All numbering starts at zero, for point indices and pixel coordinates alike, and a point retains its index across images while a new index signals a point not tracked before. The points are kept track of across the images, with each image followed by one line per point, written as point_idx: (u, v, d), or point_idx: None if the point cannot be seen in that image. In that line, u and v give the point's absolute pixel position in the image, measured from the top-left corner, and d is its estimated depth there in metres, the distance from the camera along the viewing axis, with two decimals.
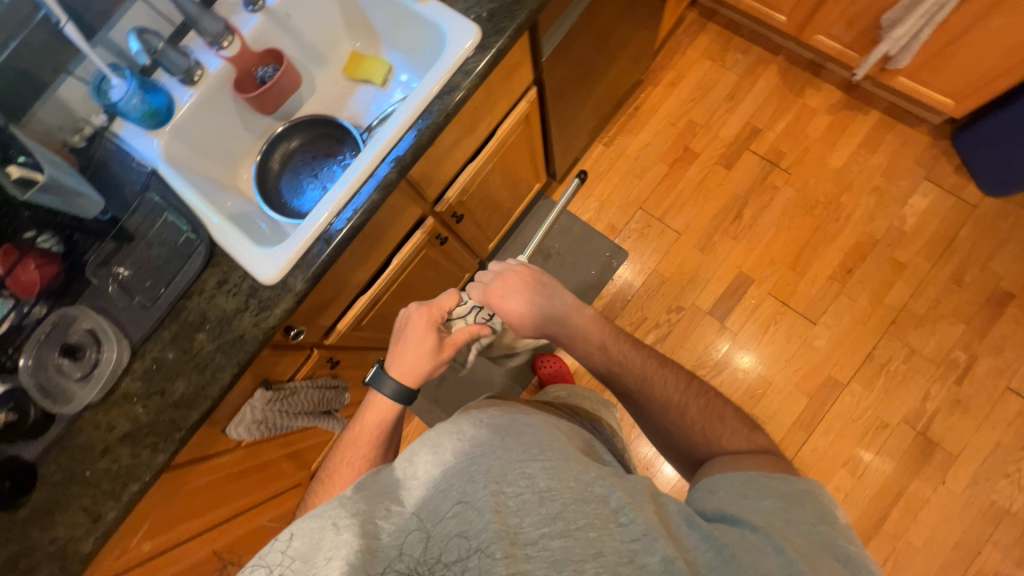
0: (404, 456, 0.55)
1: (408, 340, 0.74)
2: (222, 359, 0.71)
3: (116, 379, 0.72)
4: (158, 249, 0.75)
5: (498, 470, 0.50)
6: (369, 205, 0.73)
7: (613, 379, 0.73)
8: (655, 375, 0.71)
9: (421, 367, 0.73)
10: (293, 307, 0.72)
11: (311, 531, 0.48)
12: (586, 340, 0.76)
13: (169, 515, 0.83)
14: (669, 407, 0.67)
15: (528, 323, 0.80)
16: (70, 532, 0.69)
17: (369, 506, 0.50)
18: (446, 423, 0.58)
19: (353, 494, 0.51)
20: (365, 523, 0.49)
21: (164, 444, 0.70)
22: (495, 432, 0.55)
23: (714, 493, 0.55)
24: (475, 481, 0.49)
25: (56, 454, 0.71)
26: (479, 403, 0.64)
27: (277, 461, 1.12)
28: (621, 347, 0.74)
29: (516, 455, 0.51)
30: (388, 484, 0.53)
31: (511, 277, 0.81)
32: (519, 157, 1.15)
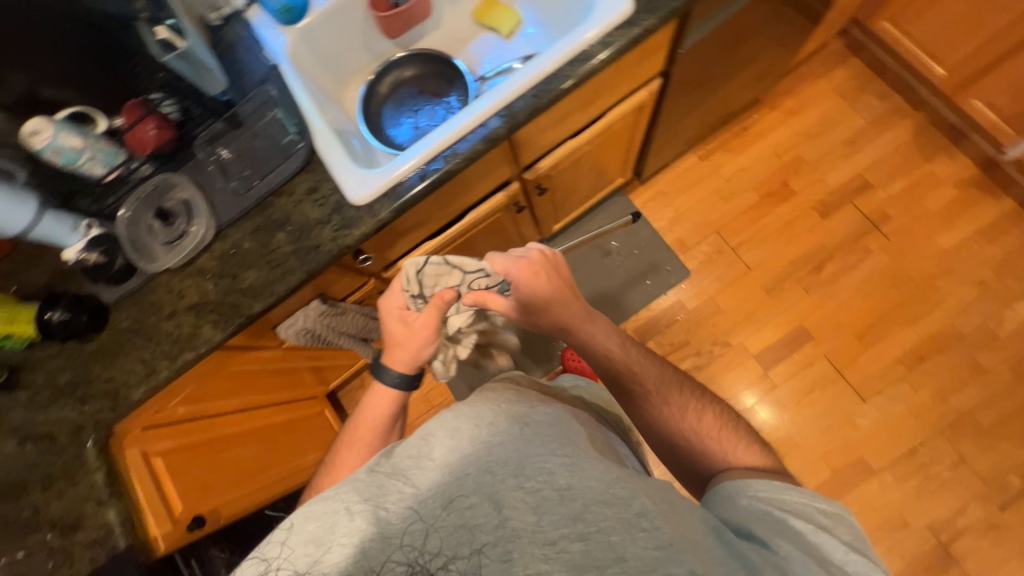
0: (415, 437, 0.51)
1: (385, 333, 0.74)
2: (294, 263, 0.73)
3: (197, 253, 0.75)
4: (261, 142, 0.77)
5: (515, 464, 0.48)
6: (469, 154, 0.72)
7: (630, 380, 0.69)
8: (665, 385, 0.69)
9: (402, 353, 0.71)
10: (372, 232, 0.73)
11: (324, 515, 0.46)
12: (605, 338, 0.73)
13: (206, 388, 0.89)
14: (687, 412, 0.66)
15: (541, 315, 0.72)
16: (127, 377, 0.75)
17: (378, 490, 0.47)
18: (462, 404, 0.54)
19: (361, 480, 0.48)
20: (375, 510, 0.46)
21: (224, 324, 0.73)
22: (513, 421, 0.51)
23: (735, 501, 0.55)
24: (491, 473, 0.47)
25: (129, 304, 0.76)
26: (495, 385, 0.60)
27: (305, 369, 1.17)
28: (638, 350, 0.73)
29: (533, 449, 0.49)
30: (396, 464, 0.49)
31: (544, 261, 0.72)
32: (615, 146, 1.11)
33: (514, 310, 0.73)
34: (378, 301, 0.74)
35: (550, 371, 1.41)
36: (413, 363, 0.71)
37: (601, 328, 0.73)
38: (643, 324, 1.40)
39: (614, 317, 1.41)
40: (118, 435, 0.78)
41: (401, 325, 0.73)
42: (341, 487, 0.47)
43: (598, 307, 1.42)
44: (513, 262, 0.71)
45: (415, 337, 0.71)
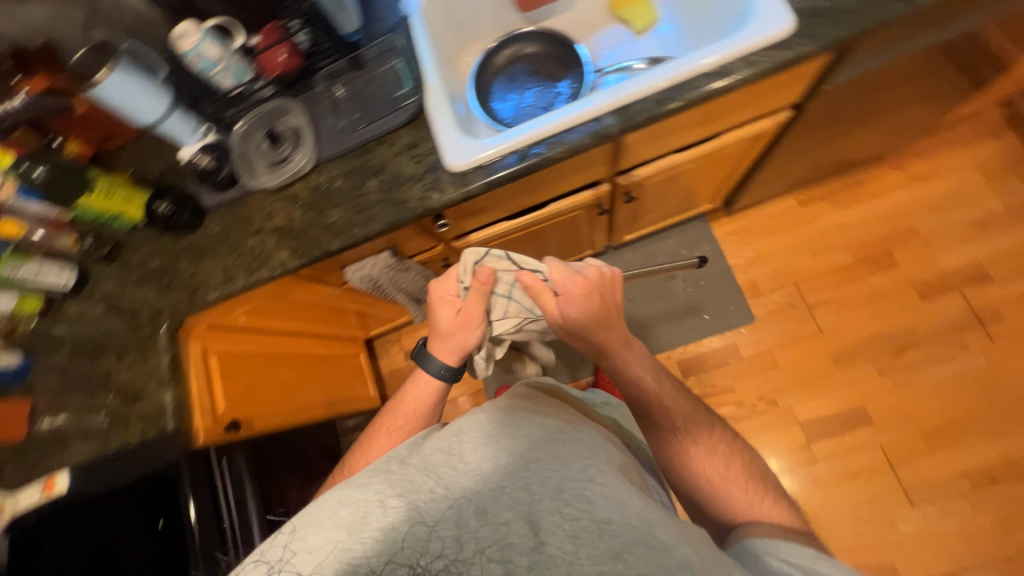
0: (450, 436, 0.51)
1: (432, 320, 0.73)
2: (378, 212, 0.75)
3: (293, 181, 0.79)
4: (376, 88, 0.79)
5: (551, 483, 0.46)
6: (575, 145, 0.70)
7: (657, 414, 0.66)
8: (693, 425, 0.66)
9: (452, 339, 0.71)
10: (459, 200, 0.73)
11: (358, 503, 0.46)
12: (637, 370, 0.68)
13: (267, 305, 0.94)
14: (713, 455, 0.65)
15: (580, 335, 0.68)
16: (208, 279, 0.80)
17: (411, 484, 0.47)
18: (502, 414, 0.53)
19: (394, 472, 0.49)
20: (404, 505, 0.45)
21: (301, 254, 0.76)
22: (550, 439, 0.50)
23: (765, 559, 0.52)
24: (526, 487, 0.46)
25: (224, 212, 0.81)
26: (537, 398, 0.59)
27: (354, 311, 1.22)
28: (670, 384, 0.69)
29: (570, 471, 0.47)
30: (429, 461, 0.49)
31: (602, 279, 0.67)
32: (716, 170, 1.06)
33: (559, 321, 0.69)
34: (429, 285, 0.72)
35: (581, 378, 1.39)
36: (462, 350, 0.71)
37: (637, 356, 0.68)
38: (689, 358, 1.34)
39: (661, 342, 1.36)
40: (185, 328, 0.84)
41: (450, 311, 0.71)
42: (374, 477, 0.48)
43: (647, 328, 1.38)
44: (570, 275, 0.67)
45: (463, 324, 0.71)
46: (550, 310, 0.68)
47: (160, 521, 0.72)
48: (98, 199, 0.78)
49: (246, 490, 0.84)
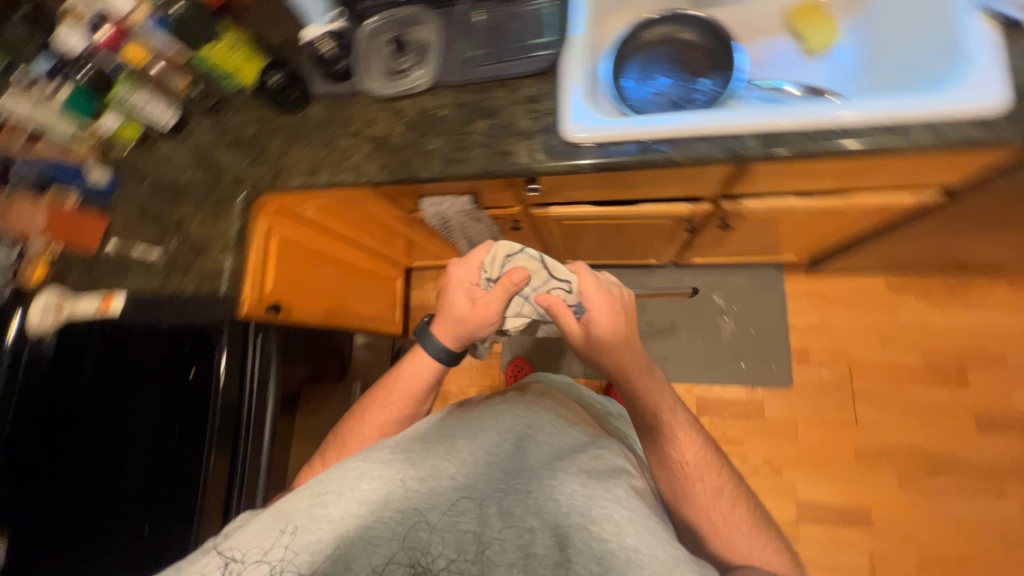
0: (473, 424, 0.54)
1: (441, 306, 0.71)
2: (476, 155, 0.72)
3: (405, 96, 0.76)
4: (517, 27, 0.75)
5: (571, 488, 0.48)
6: (702, 156, 0.65)
7: (665, 447, 0.66)
8: (701, 465, 0.65)
9: (455, 326, 0.69)
10: (562, 171, 0.69)
11: (381, 481, 0.47)
12: (654, 399, 0.67)
13: (334, 206, 0.94)
14: (718, 495, 0.64)
15: (605, 355, 0.66)
16: (294, 165, 0.81)
17: (434, 465, 0.49)
18: (531, 422, 0.55)
19: (418, 450, 0.50)
20: (427, 485, 0.47)
21: (388, 172, 0.75)
22: (571, 448, 0.53)
23: None
24: (547, 488, 0.48)
25: (328, 103, 0.81)
26: (566, 411, 0.60)
27: (409, 237, 1.22)
28: (684, 419, 0.68)
29: (591, 483, 0.48)
30: (453, 444, 0.51)
31: (627, 300, 0.67)
32: (823, 226, 0.98)
33: (579, 336, 0.68)
34: (447, 269, 0.70)
35: (596, 378, 1.38)
36: (462, 339, 0.70)
37: (656, 384, 0.67)
38: (710, 399, 1.30)
39: (688, 372, 1.33)
40: (259, 204, 0.86)
41: (465, 298, 0.69)
42: (398, 453, 0.50)
43: (680, 354, 1.35)
44: (600, 291, 0.65)
45: (475, 316, 0.69)
46: (570, 326, 0.69)
47: (194, 370, 0.78)
48: (221, 51, 0.80)
49: (270, 369, 0.84)
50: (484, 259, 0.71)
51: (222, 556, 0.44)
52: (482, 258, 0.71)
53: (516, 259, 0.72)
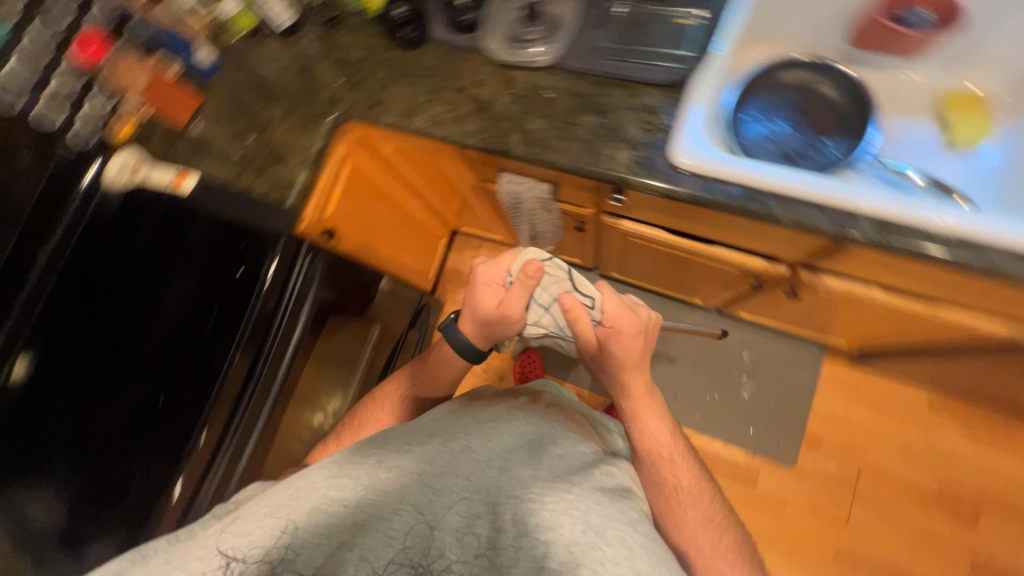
0: (490, 427, 0.56)
1: (468, 305, 0.70)
2: (574, 149, 0.69)
3: (521, 68, 0.74)
4: (657, 31, 0.72)
5: (585, 503, 0.48)
6: (809, 223, 0.62)
7: (658, 472, 0.67)
8: (693, 492, 0.67)
9: (481, 323, 0.71)
10: (655, 191, 0.66)
11: (397, 472, 0.49)
12: (656, 420, 0.69)
13: (414, 151, 0.94)
14: (708, 523, 0.66)
15: (615, 369, 0.70)
16: (391, 102, 0.80)
17: (450, 460, 0.51)
18: (544, 437, 0.57)
19: (435, 444, 0.52)
20: (441, 480, 0.49)
21: (481, 138, 0.73)
22: (584, 466, 0.54)
23: None
24: (561, 500, 0.48)
25: (442, 51, 0.79)
26: (580, 433, 0.61)
27: (469, 202, 1.22)
28: (681, 445, 0.70)
29: (605, 503, 0.49)
30: (469, 442, 0.53)
31: (647, 322, 0.70)
32: (889, 326, 0.93)
33: (594, 346, 0.70)
34: (474, 266, 0.68)
35: (602, 395, 1.37)
36: (488, 335, 0.72)
37: (659, 407, 0.70)
38: (708, 453, 1.28)
39: (693, 420, 1.31)
40: (346, 127, 0.86)
41: (491, 298, 0.69)
42: (415, 446, 0.52)
43: (691, 399, 1.32)
44: (624, 310, 0.67)
45: (500, 318, 0.69)
46: (586, 334, 0.69)
47: (240, 269, 0.79)
48: None
49: (309, 292, 0.85)
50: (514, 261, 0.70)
51: (223, 555, 0.42)
52: (511, 260, 0.70)
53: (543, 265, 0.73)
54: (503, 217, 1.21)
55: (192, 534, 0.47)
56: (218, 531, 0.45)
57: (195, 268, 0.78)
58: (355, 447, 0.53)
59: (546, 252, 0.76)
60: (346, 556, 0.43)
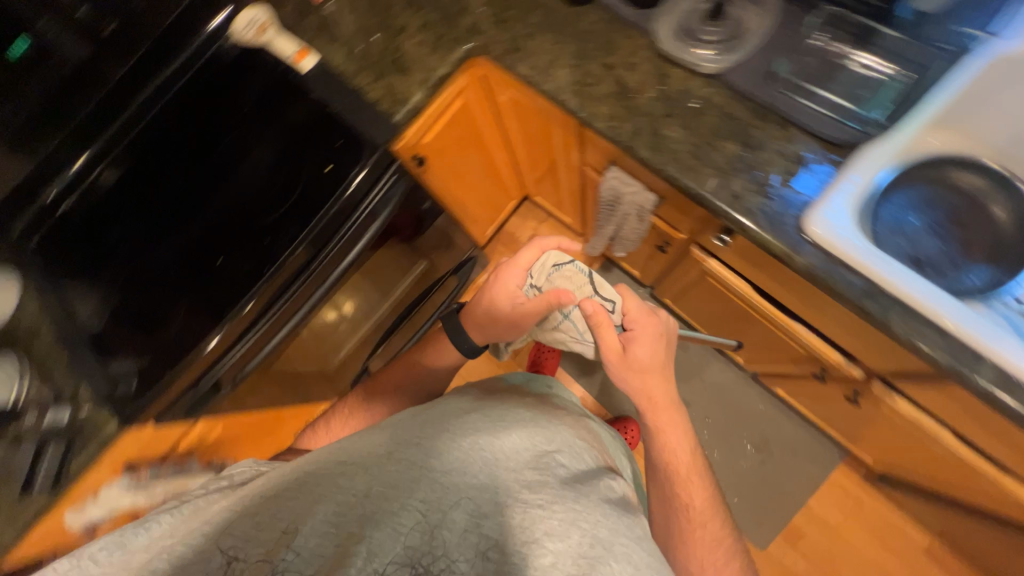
0: (498, 428, 0.53)
1: (479, 300, 0.77)
2: (702, 173, 0.64)
3: (680, 67, 0.68)
4: (839, 81, 0.65)
5: (593, 516, 0.45)
6: (927, 350, 0.55)
7: (668, 480, 0.68)
8: (704, 511, 0.66)
9: (501, 318, 0.76)
10: (770, 249, 0.60)
11: (404, 467, 0.46)
12: (677, 434, 0.69)
13: (530, 110, 0.90)
14: (717, 546, 0.65)
15: (638, 378, 0.69)
16: (532, 51, 0.75)
17: (457, 456, 0.48)
18: (554, 444, 0.54)
19: (443, 440, 0.50)
20: (448, 476, 0.46)
21: (610, 125, 0.68)
22: (591, 480, 0.51)
23: None
24: (570, 509, 0.45)
25: (604, 18, 0.74)
26: (588, 445, 0.58)
27: (557, 179, 1.18)
28: (699, 463, 0.69)
29: (611, 517, 0.46)
30: (477, 440, 0.50)
31: (667, 328, 0.73)
32: (935, 468, 0.87)
33: (618, 352, 0.69)
34: (498, 267, 0.75)
35: (605, 408, 1.37)
36: (507, 330, 0.77)
37: (681, 421, 0.70)
38: None
39: None
40: (477, 61, 0.82)
41: (513, 299, 0.75)
42: (424, 441, 0.50)
43: None
44: (644, 309, 0.71)
45: (520, 316, 0.74)
46: (611, 340, 0.68)
47: (330, 165, 0.79)
48: None
49: (383, 211, 0.82)
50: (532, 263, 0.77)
51: (224, 554, 0.40)
52: (528, 259, 0.76)
53: (564, 269, 0.79)
54: (585, 205, 1.17)
55: (192, 517, 0.45)
56: (215, 517, 0.44)
57: (275, 137, 0.83)
58: (363, 441, 0.51)
59: (569, 257, 0.80)
60: (355, 548, 0.39)
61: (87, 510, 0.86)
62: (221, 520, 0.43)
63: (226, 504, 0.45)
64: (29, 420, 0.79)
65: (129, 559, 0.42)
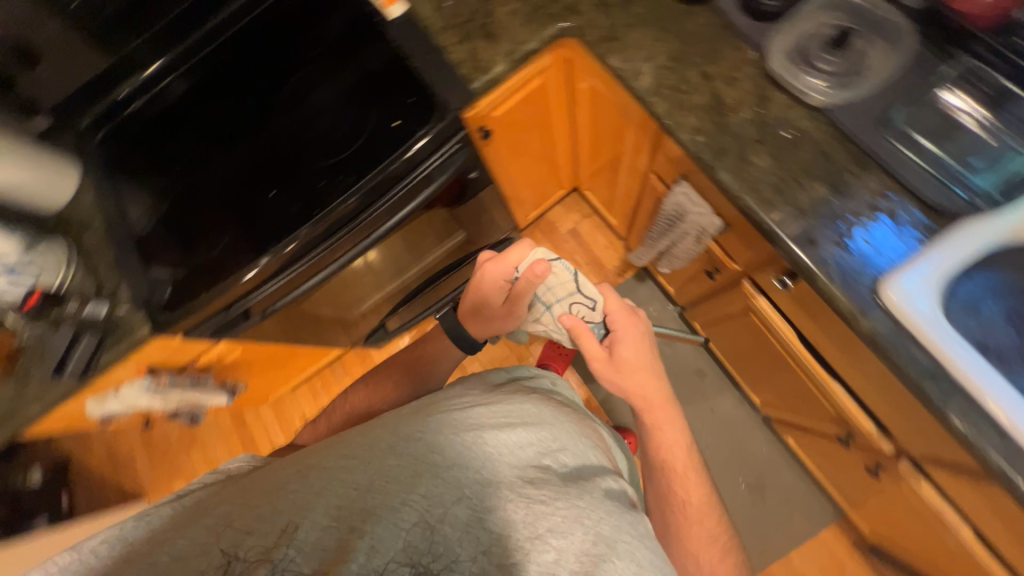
0: (502, 423, 0.52)
1: (473, 296, 0.77)
2: (781, 211, 0.60)
3: (785, 92, 0.64)
4: (955, 142, 0.60)
5: (597, 512, 0.44)
6: (980, 447, 0.52)
7: (662, 478, 0.67)
8: (701, 510, 0.66)
9: (489, 311, 0.77)
10: (837, 305, 0.57)
11: (407, 460, 0.45)
12: (672, 433, 0.68)
13: (608, 105, 0.86)
14: (714, 542, 0.65)
15: (628, 379, 0.70)
16: (629, 43, 0.71)
17: (459, 450, 0.46)
18: (558, 442, 0.53)
19: (445, 433, 0.48)
20: (450, 472, 0.44)
21: (695, 139, 0.64)
22: (593, 477, 0.50)
23: None
24: (573, 505, 0.44)
25: (714, 23, 0.69)
26: (592, 443, 0.57)
27: (616, 180, 1.14)
28: (695, 462, 0.69)
29: (615, 514, 0.45)
30: (480, 434, 0.49)
31: (646, 327, 0.76)
32: (938, 558, 0.84)
33: (604, 357, 0.71)
34: (483, 265, 0.74)
35: (607, 414, 1.38)
36: (496, 322, 0.78)
37: (675, 422, 0.69)
38: None
39: None
40: (567, 42, 0.78)
41: (499, 294, 0.75)
42: (427, 434, 0.48)
43: None
44: (623, 308, 0.74)
45: (507, 310, 0.75)
46: (595, 347, 0.71)
47: (397, 122, 0.78)
48: None
49: (441, 176, 0.79)
50: (521, 261, 0.74)
51: (223, 554, 0.40)
52: (519, 257, 0.73)
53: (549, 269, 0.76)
54: (638, 212, 1.13)
55: (190, 511, 0.46)
56: (213, 509, 0.44)
57: (346, 79, 0.85)
58: (365, 433, 0.50)
59: (552, 253, 0.77)
60: (356, 543, 0.40)
61: (108, 403, 0.93)
62: (219, 513, 0.43)
63: (225, 500, 0.45)
64: (72, 306, 0.81)
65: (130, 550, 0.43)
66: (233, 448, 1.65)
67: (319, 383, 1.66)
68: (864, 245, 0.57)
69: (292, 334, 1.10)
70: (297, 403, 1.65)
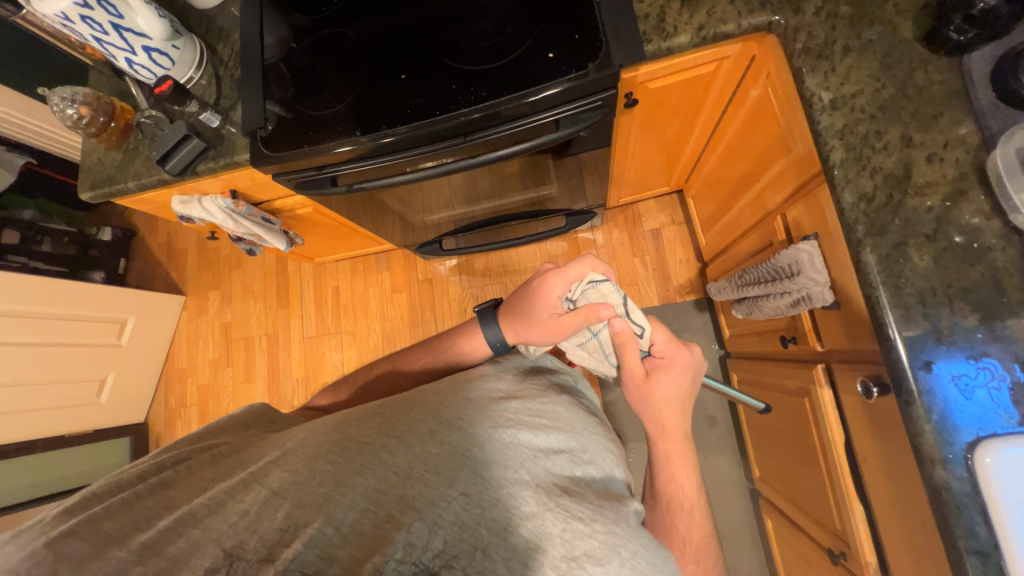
0: (536, 426, 0.55)
1: (523, 302, 0.76)
2: (911, 325, 0.54)
3: (989, 196, 0.54)
4: None
5: (633, 544, 0.46)
6: None
7: (664, 502, 0.67)
8: (699, 548, 0.65)
9: (531, 322, 0.74)
10: (920, 447, 0.52)
11: (448, 449, 0.48)
12: (682, 463, 0.68)
13: (766, 125, 0.78)
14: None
15: (655, 407, 0.69)
16: (837, 69, 0.61)
17: (499, 447, 0.50)
18: (587, 461, 0.55)
19: (485, 428, 0.51)
20: (490, 470, 0.47)
21: (861, 211, 0.57)
22: (622, 501, 0.52)
23: None
24: (609, 532, 0.45)
25: (947, 81, 0.57)
26: (615, 466, 0.60)
27: (730, 205, 1.05)
28: (698, 492, 0.69)
29: (649, 548, 0.47)
30: (516, 434, 0.52)
31: (697, 363, 0.71)
32: None
33: (641, 375, 0.68)
34: (543, 274, 0.73)
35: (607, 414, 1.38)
36: (530, 338, 0.76)
37: (685, 455, 0.69)
38: None
39: None
40: (767, 38, 0.69)
41: (547, 309, 0.73)
42: (467, 423, 0.51)
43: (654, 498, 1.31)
44: (674, 344, 0.69)
45: (548, 327, 0.73)
46: (635, 365, 0.67)
47: (550, 55, 0.70)
48: None
49: (569, 127, 0.76)
50: (580, 279, 0.73)
51: (226, 551, 0.42)
52: (576, 273, 0.72)
53: (602, 289, 0.71)
54: (737, 241, 1.06)
55: (228, 464, 0.52)
56: (252, 466, 0.49)
57: None
58: (404, 410, 0.53)
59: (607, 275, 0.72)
60: (395, 534, 0.42)
61: (189, 207, 0.95)
62: (251, 472, 0.48)
63: (245, 475, 0.48)
64: (191, 109, 0.81)
65: (172, 497, 0.48)
66: (267, 288, 1.77)
67: (360, 265, 1.72)
68: (955, 383, 0.52)
69: (358, 214, 1.12)
70: (337, 275, 1.73)
